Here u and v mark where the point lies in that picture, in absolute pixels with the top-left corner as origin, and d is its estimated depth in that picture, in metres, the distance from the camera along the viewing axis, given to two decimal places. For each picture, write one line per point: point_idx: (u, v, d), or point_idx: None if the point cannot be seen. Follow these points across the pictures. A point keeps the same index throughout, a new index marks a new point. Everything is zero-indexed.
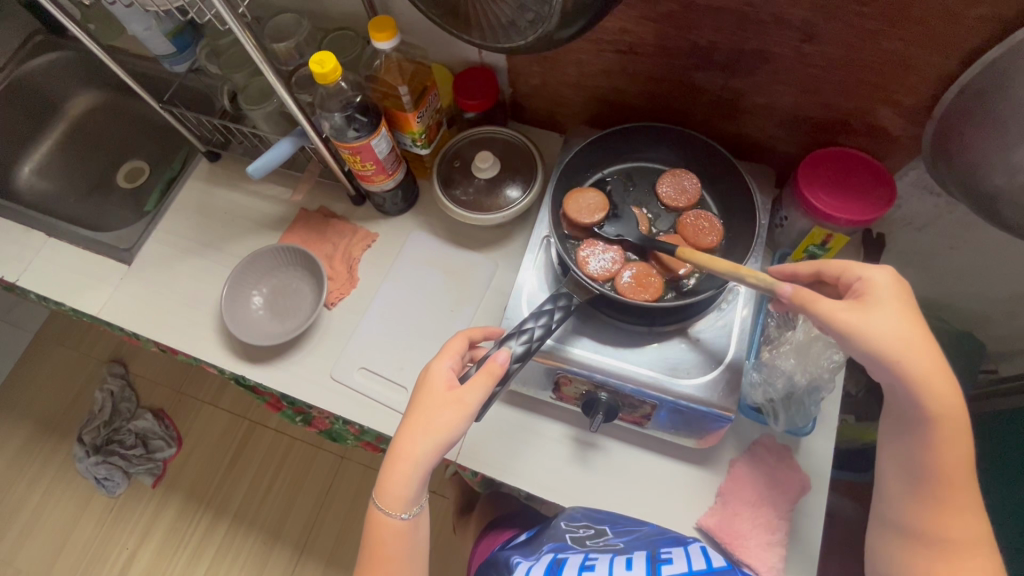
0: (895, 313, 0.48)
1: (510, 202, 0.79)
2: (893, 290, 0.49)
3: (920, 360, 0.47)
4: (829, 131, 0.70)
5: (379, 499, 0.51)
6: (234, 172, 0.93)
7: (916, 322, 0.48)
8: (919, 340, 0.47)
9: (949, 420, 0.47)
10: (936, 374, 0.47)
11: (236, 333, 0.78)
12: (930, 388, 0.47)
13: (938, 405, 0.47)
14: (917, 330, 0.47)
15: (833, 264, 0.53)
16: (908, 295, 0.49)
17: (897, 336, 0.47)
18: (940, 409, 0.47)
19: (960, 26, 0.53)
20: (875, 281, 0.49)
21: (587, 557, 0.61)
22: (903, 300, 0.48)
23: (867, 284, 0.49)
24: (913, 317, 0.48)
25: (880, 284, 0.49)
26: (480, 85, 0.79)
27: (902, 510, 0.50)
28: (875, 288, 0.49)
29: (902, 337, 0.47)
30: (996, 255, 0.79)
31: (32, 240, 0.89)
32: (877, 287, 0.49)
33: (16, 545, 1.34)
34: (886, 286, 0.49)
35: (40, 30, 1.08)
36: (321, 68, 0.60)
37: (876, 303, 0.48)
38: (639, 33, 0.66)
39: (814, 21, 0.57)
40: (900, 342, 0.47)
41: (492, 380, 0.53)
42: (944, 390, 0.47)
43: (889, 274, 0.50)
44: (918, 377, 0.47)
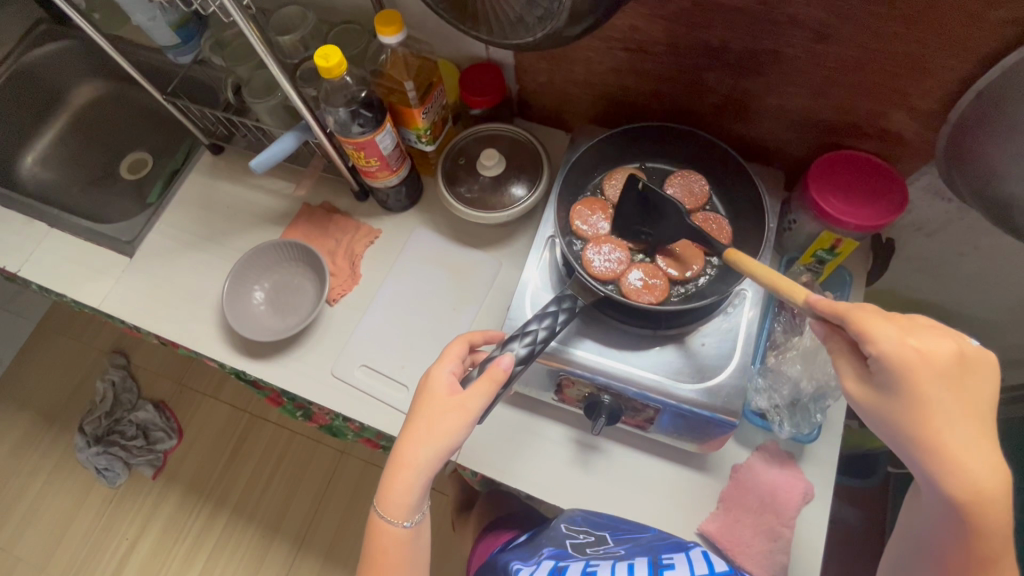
0: (922, 397, 0.41)
1: (514, 200, 0.78)
2: (923, 366, 0.41)
3: (945, 454, 0.40)
4: (840, 134, 0.69)
5: (379, 506, 0.50)
6: (238, 165, 0.92)
7: (949, 406, 0.41)
8: (950, 430, 0.40)
9: (990, 522, 0.40)
10: (975, 470, 0.40)
11: (237, 329, 0.77)
12: (963, 490, 0.40)
13: (974, 506, 0.40)
14: (950, 420, 0.40)
15: (852, 319, 0.43)
16: (947, 369, 0.41)
17: (921, 428, 0.41)
18: (980, 510, 0.40)
19: (979, 30, 0.51)
20: (895, 357, 0.41)
21: (588, 565, 0.61)
22: (938, 382, 0.41)
23: (888, 358, 0.41)
24: (950, 401, 0.41)
25: (898, 363, 0.41)
26: (486, 82, 0.78)
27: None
28: (891, 366, 0.41)
29: (925, 427, 0.41)
30: (1007, 263, 0.78)
31: (34, 231, 0.89)
32: (896, 368, 0.41)
33: (17, 533, 1.34)
34: (913, 362, 0.41)
35: (45, 19, 1.07)
36: (325, 62, 0.59)
37: (891, 386, 0.42)
38: (649, 31, 0.65)
39: (829, 22, 0.56)
40: (921, 433, 0.41)
41: (494, 385, 0.52)
42: (985, 491, 0.40)
43: (912, 345, 0.41)
44: (948, 471, 0.40)
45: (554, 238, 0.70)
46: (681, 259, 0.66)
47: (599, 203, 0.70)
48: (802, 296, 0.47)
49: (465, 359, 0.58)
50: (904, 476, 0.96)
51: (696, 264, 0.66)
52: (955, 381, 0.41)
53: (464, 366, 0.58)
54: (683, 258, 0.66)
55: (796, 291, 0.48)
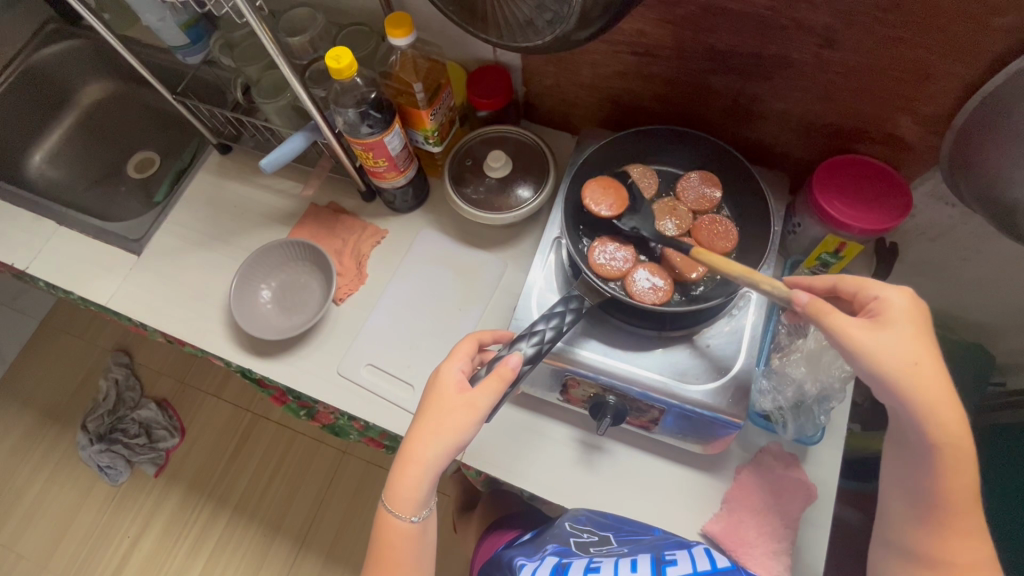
0: (918, 337, 0.47)
1: (520, 202, 0.78)
2: (914, 313, 0.48)
3: (931, 386, 0.46)
4: (844, 138, 0.69)
5: (387, 500, 0.51)
6: (245, 165, 0.93)
7: (933, 345, 0.47)
8: (935, 367, 0.47)
9: (956, 450, 0.46)
10: (949, 401, 0.46)
11: (244, 327, 0.78)
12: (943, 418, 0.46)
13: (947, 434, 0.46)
14: (932, 358, 0.47)
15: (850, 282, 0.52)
16: (929, 321, 0.49)
17: (914, 362, 0.46)
18: (956, 439, 0.46)
19: (983, 36, 0.52)
20: (895, 301, 0.49)
21: (592, 560, 0.62)
22: (922, 328, 0.48)
23: (886, 304, 0.49)
24: (932, 344, 0.48)
25: (895, 306, 0.49)
26: (493, 84, 0.78)
27: (906, 533, 0.50)
28: (893, 310, 0.48)
29: (919, 360, 0.46)
30: (1009, 268, 0.79)
31: (42, 229, 0.89)
32: (893, 310, 0.48)
33: (19, 530, 1.34)
34: (910, 310, 0.48)
35: (54, 19, 1.08)
36: (336, 64, 0.59)
37: (893, 324, 0.48)
38: (656, 34, 0.65)
39: (835, 28, 0.57)
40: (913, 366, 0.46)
41: (503, 384, 0.53)
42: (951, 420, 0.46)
43: (908, 295, 0.49)
44: (933, 402, 0.46)
45: (560, 238, 0.70)
46: (687, 260, 0.66)
47: (613, 188, 0.69)
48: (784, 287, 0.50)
49: (474, 357, 0.58)
50: None
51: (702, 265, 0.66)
52: (931, 330, 0.49)
53: (473, 365, 0.58)
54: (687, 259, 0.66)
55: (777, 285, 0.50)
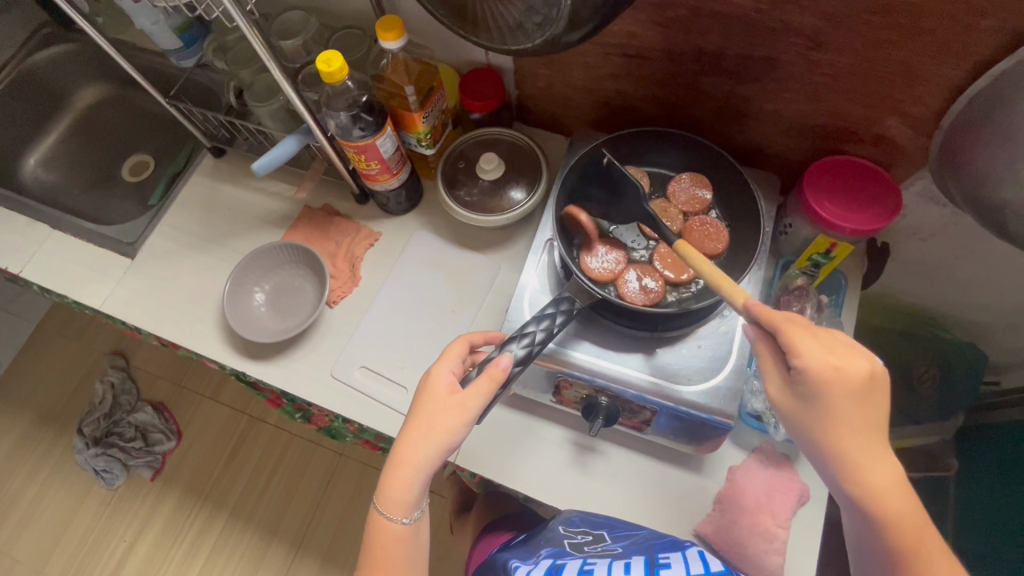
0: (834, 411, 0.44)
1: (513, 204, 0.79)
2: (838, 382, 0.44)
3: (851, 462, 0.45)
4: (835, 139, 0.70)
5: (378, 503, 0.51)
6: (239, 168, 0.93)
7: (852, 417, 0.44)
8: (857, 441, 0.44)
9: (892, 517, 0.44)
10: (870, 468, 0.45)
11: (237, 330, 0.78)
12: (864, 489, 0.45)
13: (874, 505, 0.44)
14: (853, 432, 0.44)
15: (783, 329, 0.46)
16: (859, 387, 0.44)
17: (831, 438, 0.45)
18: (882, 505, 0.44)
19: (969, 37, 0.52)
20: (813, 369, 0.44)
21: (587, 562, 0.61)
22: (849, 398, 0.44)
23: (808, 372, 0.44)
24: (855, 417, 0.44)
25: (812, 375, 0.44)
26: (486, 86, 0.79)
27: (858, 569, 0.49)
28: (812, 380, 0.44)
29: (836, 438, 0.45)
30: (1000, 267, 0.79)
31: (36, 232, 0.90)
32: (810, 380, 0.44)
33: (15, 534, 1.34)
34: (832, 380, 0.44)
35: (48, 23, 1.08)
36: (327, 67, 0.59)
37: (811, 396, 0.45)
38: (646, 36, 0.65)
39: (823, 29, 0.57)
40: (832, 443, 0.45)
41: (494, 385, 0.53)
42: (882, 490, 0.44)
43: (832, 362, 0.44)
44: (854, 476, 0.45)
45: (552, 240, 0.70)
46: (679, 261, 0.67)
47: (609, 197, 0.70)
48: (742, 300, 0.48)
49: (465, 359, 0.58)
50: None
51: (693, 266, 0.66)
52: (862, 398, 0.44)
53: (464, 366, 0.58)
54: (679, 261, 0.67)
55: (738, 293, 0.48)
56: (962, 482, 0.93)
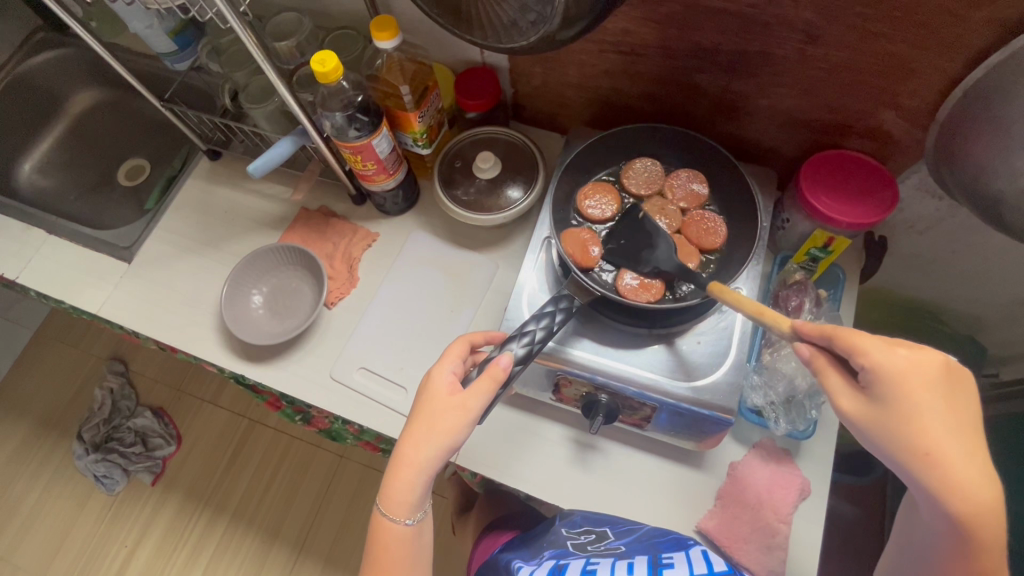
0: (912, 410, 0.42)
1: (510, 203, 0.78)
2: (910, 375, 0.42)
3: (940, 471, 0.41)
4: (831, 133, 0.70)
5: (381, 504, 0.51)
6: (234, 171, 0.93)
7: (940, 418, 0.42)
8: (941, 446, 0.41)
9: (987, 534, 0.40)
10: (971, 484, 0.40)
11: (236, 333, 0.78)
12: (958, 504, 0.40)
13: (972, 524, 0.40)
14: (940, 433, 0.41)
15: (837, 335, 0.46)
16: (932, 381, 0.42)
17: (913, 442, 0.42)
18: (980, 525, 0.40)
19: (962, 30, 0.52)
20: (885, 367, 0.43)
21: (589, 562, 0.61)
22: (925, 392, 0.42)
23: (875, 369, 0.43)
24: (937, 417, 0.41)
25: (886, 375, 0.43)
26: (481, 85, 0.79)
27: None
28: (881, 376, 0.43)
29: (919, 441, 0.41)
30: (997, 260, 0.79)
31: (33, 238, 0.89)
32: (884, 381, 0.43)
33: (15, 541, 1.34)
34: (902, 374, 0.42)
35: (42, 27, 1.08)
36: (322, 67, 0.59)
37: (886, 396, 0.43)
38: (641, 33, 0.65)
39: (818, 24, 0.57)
40: (918, 449, 0.41)
41: (494, 384, 0.52)
42: (981, 505, 0.40)
43: (902, 356, 0.43)
44: (952, 490, 0.40)
45: (550, 238, 0.70)
46: (679, 256, 0.67)
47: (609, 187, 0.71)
48: (788, 324, 0.50)
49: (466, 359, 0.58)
50: None
51: (691, 261, 0.66)
52: (944, 394, 0.42)
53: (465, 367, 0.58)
54: (677, 256, 0.66)
55: (782, 320, 0.50)
56: None
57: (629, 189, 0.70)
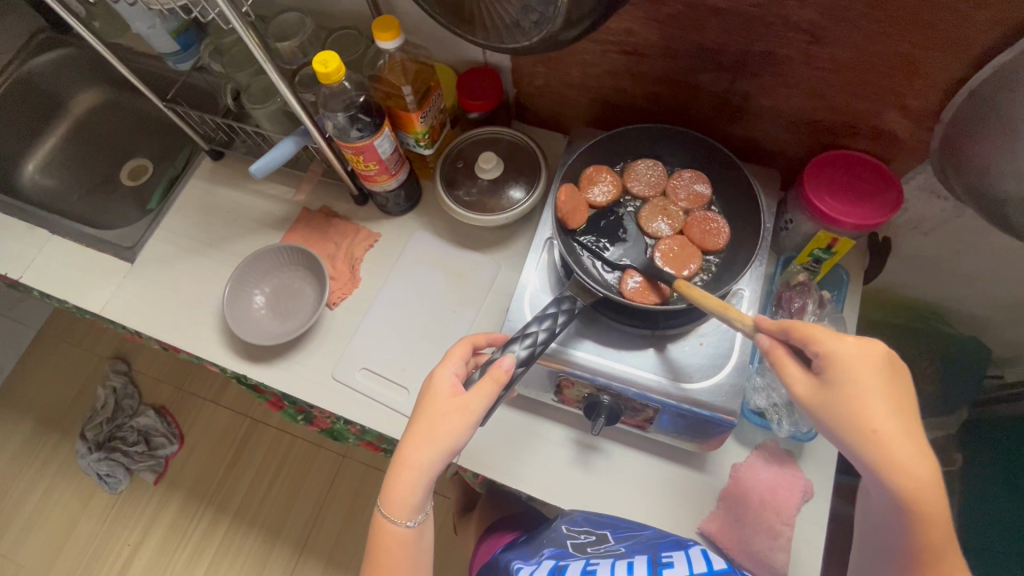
0: (858, 391, 0.43)
1: (512, 203, 0.78)
2: (858, 359, 0.44)
3: (885, 448, 0.42)
4: (834, 134, 0.69)
5: (382, 506, 0.51)
6: (237, 171, 0.93)
7: (885, 399, 0.43)
8: (885, 424, 0.42)
9: (929, 513, 0.41)
10: (912, 462, 0.41)
11: (237, 333, 0.78)
12: (901, 480, 0.41)
13: (914, 502, 0.41)
14: (884, 412, 0.42)
15: (796, 326, 0.48)
16: (878, 365, 0.44)
17: (858, 420, 0.42)
18: (921, 503, 0.41)
19: (967, 30, 0.52)
20: (836, 352, 0.45)
21: (589, 563, 0.61)
22: (872, 374, 0.43)
23: (827, 353, 0.45)
24: (882, 398, 0.43)
25: (837, 359, 0.44)
26: (484, 85, 0.78)
27: None
28: (832, 360, 0.44)
29: (865, 419, 0.42)
30: (1002, 261, 0.79)
31: (35, 238, 0.89)
32: (835, 364, 0.44)
33: (19, 540, 1.34)
34: (852, 358, 0.44)
35: (46, 28, 1.08)
36: (324, 68, 0.59)
37: (835, 378, 0.44)
38: (644, 33, 0.65)
39: (822, 24, 0.56)
40: (864, 426, 0.42)
41: (497, 386, 0.52)
42: (921, 483, 0.41)
43: (852, 342, 0.45)
44: (893, 467, 0.41)
45: (552, 239, 0.70)
46: (680, 257, 0.66)
47: (612, 175, 0.70)
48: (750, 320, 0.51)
49: (468, 361, 0.58)
50: None
51: (693, 262, 0.66)
52: (890, 378, 0.44)
53: (467, 368, 0.58)
54: (679, 257, 0.66)
55: (744, 316, 0.51)
56: (967, 475, 0.93)
57: (629, 188, 0.70)
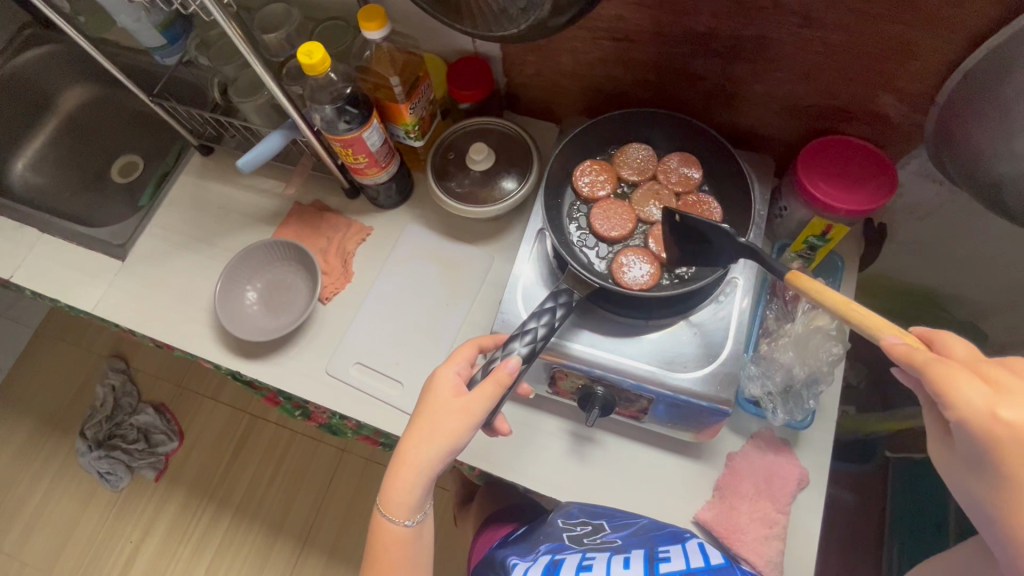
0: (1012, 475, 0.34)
1: (505, 194, 0.78)
2: (1013, 442, 0.34)
3: None
4: (829, 118, 0.69)
5: (381, 504, 0.51)
6: (227, 166, 0.92)
7: None
8: None
9: None
10: None
11: (230, 330, 0.77)
12: None
13: None
14: None
15: (929, 370, 0.37)
16: None
17: (1009, 510, 0.35)
18: None
19: (962, 11, 0.51)
20: (978, 423, 0.35)
21: (585, 557, 0.60)
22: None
23: (968, 426, 0.35)
24: None
25: (980, 429, 0.35)
26: (474, 76, 0.77)
27: None
28: (978, 434, 0.35)
29: (1018, 508, 0.35)
30: (998, 245, 0.78)
31: (27, 236, 0.89)
32: (980, 434, 0.35)
33: (22, 538, 1.35)
34: (999, 437, 0.34)
35: (30, 22, 1.07)
36: (309, 59, 0.58)
37: (974, 453, 0.36)
38: (634, 19, 0.64)
39: (815, 7, 0.55)
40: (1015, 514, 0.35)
41: (499, 388, 0.51)
42: None
43: (1004, 416, 0.34)
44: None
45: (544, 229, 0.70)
46: None
47: (604, 165, 0.70)
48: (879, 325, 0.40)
49: (473, 361, 0.58)
50: (902, 461, 0.95)
51: None
52: None
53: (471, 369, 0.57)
54: None
55: (874, 321, 0.40)
56: None
57: (622, 175, 0.70)
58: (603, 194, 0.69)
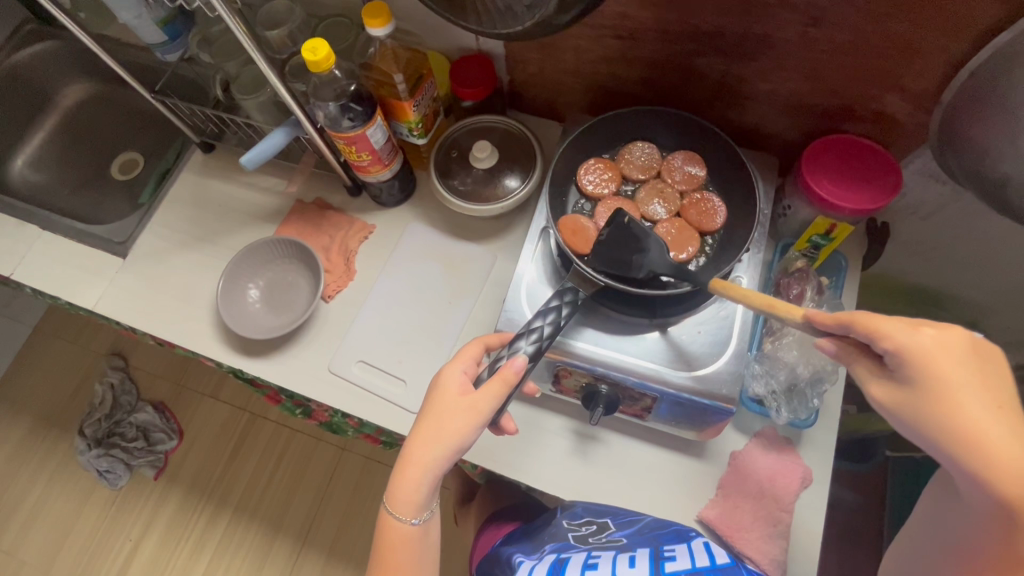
0: (947, 388, 0.37)
1: (508, 192, 0.77)
2: (942, 355, 0.37)
3: (986, 445, 0.35)
4: (832, 117, 0.69)
5: (388, 503, 0.50)
6: (229, 163, 0.92)
7: (977, 396, 0.36)
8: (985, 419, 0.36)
9: None
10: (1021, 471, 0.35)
11: (232, 327, 0.77)
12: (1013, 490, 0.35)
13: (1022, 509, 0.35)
14: (982, 411, 0.36)
15: (856, 319, 0.41)
16: (966, 360, 0.37)
17: (952, 425, 0.36)
18: None
19: (968, 9, 0.51)
20: (907, 346, 0.38)
21: (591, 556, 0.60)
22: (960, 367, 0.37)
23: (899, 353, 0.39)
24: (972, 393, 0.36)
25: (910, 354, 0.38)
26: (477, 73, 0.77)
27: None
28: (907, 359, 0.38)
29: (959, 419, 0.36)
30: (1000, 245, 0.78)
31: (27, 234, 0.88)
32: (908, 357, 0.38)
33: (21, 537, 1.34)
34: (930, 353, 0.38)
35: (28, 19, 1.07)
36: (313, 56, 0.58)
37: (908, 377, 0.38)
38: (638, 17, 0.64)
39: (820, 5, 0.55)
40: (961, 429, 0.36)
41: (506, 386, 0.51)
42: None
43: (928, 334, 0.38)
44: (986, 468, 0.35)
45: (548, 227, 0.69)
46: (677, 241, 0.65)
47: (609, 163, 0.70)
48: (801, 316, 0.45)
49: (479, 360, 0.58)
50: (902, 459, 0.96)
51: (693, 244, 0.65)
52: (978, 370, 0.37)
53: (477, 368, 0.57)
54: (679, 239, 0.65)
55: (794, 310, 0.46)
56: None
57: (627, 173, 0.70)
58: (607, 191, 0.69)
